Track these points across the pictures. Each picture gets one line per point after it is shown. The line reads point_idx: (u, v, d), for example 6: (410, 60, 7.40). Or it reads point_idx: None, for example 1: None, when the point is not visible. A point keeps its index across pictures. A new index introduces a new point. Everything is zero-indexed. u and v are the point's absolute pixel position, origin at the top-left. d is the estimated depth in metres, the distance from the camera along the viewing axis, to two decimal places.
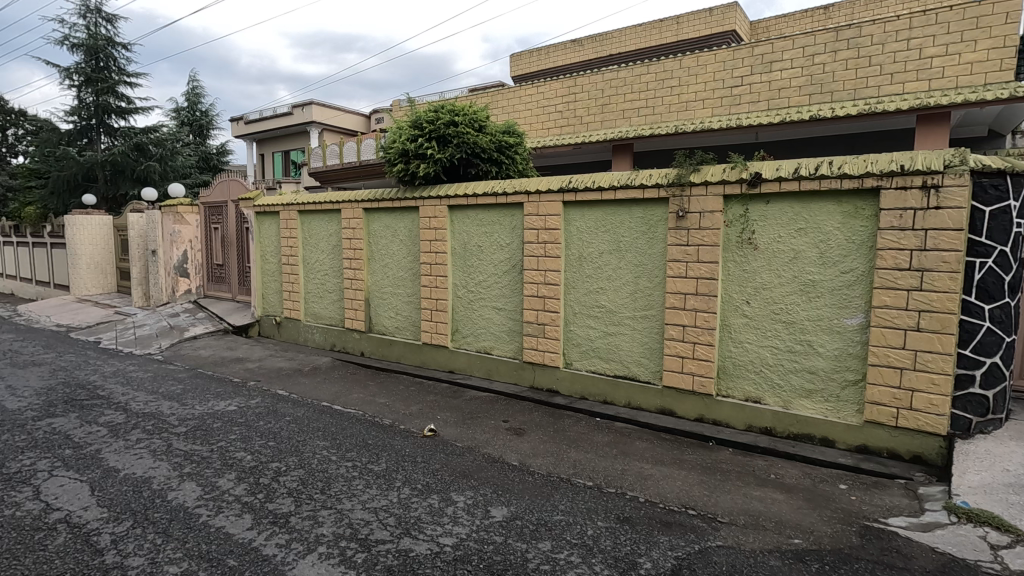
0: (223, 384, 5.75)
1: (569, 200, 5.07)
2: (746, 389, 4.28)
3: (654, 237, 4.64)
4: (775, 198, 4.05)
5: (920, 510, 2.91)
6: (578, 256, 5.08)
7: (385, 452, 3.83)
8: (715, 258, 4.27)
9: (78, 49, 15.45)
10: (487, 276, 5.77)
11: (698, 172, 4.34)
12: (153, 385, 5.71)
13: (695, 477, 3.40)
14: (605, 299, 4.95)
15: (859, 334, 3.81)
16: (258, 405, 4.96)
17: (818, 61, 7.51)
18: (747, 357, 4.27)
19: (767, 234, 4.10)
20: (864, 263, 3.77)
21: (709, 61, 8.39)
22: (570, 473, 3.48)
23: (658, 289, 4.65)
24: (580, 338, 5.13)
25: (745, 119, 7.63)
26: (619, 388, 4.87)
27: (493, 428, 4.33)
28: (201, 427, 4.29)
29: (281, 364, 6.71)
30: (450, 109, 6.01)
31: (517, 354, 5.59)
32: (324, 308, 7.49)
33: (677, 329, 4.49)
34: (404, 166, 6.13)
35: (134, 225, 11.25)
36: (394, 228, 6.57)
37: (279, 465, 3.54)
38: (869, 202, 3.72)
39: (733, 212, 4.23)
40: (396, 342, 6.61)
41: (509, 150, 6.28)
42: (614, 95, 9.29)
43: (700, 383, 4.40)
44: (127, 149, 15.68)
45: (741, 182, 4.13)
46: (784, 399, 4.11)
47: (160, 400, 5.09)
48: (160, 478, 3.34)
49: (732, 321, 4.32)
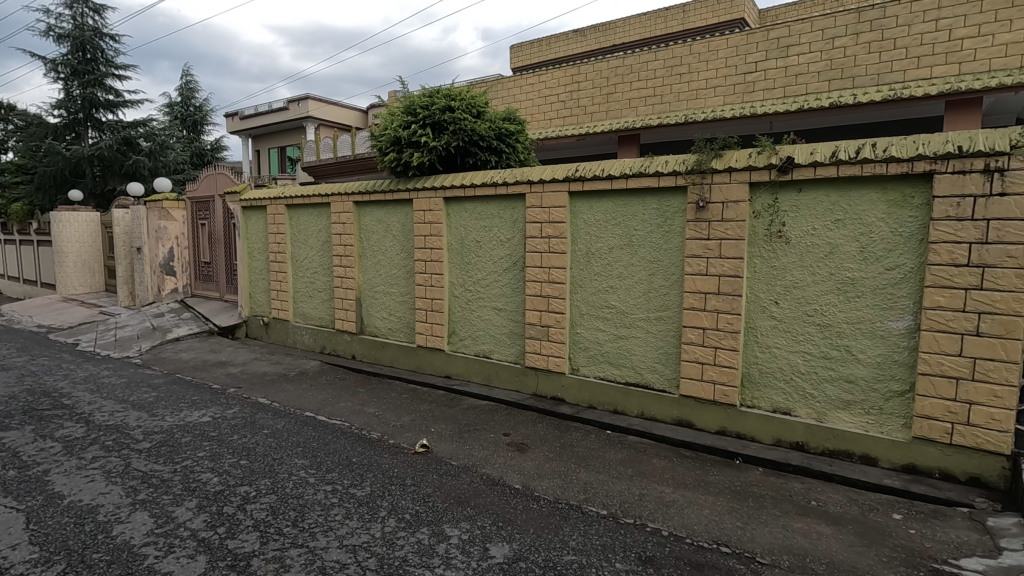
0: (201, 392, 5.30)
1: (576, 191, 4.62)
2: (774, 399, 3.84)
3: (670, 231, 4.20)
4: (809, 185, 3.60)
5: (995, 549, 2.48)
6: (586, 252, 4.64)
7: (371, 472, 3.39)
8: (739, 254, 3.83)
9: (64, 40, 14.97)
10: (486, 273, 5.33)
11: (721, 157, 3.89)
12: (123, 393, 5.25)
13: (724, 504, 2.96)
14: (616, 299, 4.51)
15: (906, 340, 3.37)
16: (234, 416, 4.52)
17: (838, 45, 7.06)
18: (776, 364, 3.83)
19: (800, 226, 3.66)
20: (913, 258, 3.33)
21: (721, 47, 7.95)
22: (581, 499, 3.04)
23: (675, 288, 4.20)
24: (588, 342, 4.69)
25: (759, 107, 7.17)
26: (631, 397, 4.43)
27: (493, 443, 3.89)
28: (167, 443, 3.85)
29: (266, 368, 6.26)
30: (446, 93, 5.53)
31: (519, 358, 5.14)
32: (313, 308, 7.04)
33: (697, 333, 4.06)
34: (396, 155, 5.69)
35: (119, 222, 10.79)
36: (387, 222, 6.13)
37: (248, 490, 3.11)
38: (920, 190, 3.28)
39: (761, 202, 3.79)
40: (389, 345, 6.18)
41: (509, 137, 5.78)
42: (620, 83, 8.84)
43: (722, 393, 3.97)
44: (115, 143, 15.19)
45: (770, 168, 3.69)
46: (818, 411, 3.67)
47: (127, 410, 4.64)
48: (108, 508, 2.90)
49: (758, 324, 3.88)
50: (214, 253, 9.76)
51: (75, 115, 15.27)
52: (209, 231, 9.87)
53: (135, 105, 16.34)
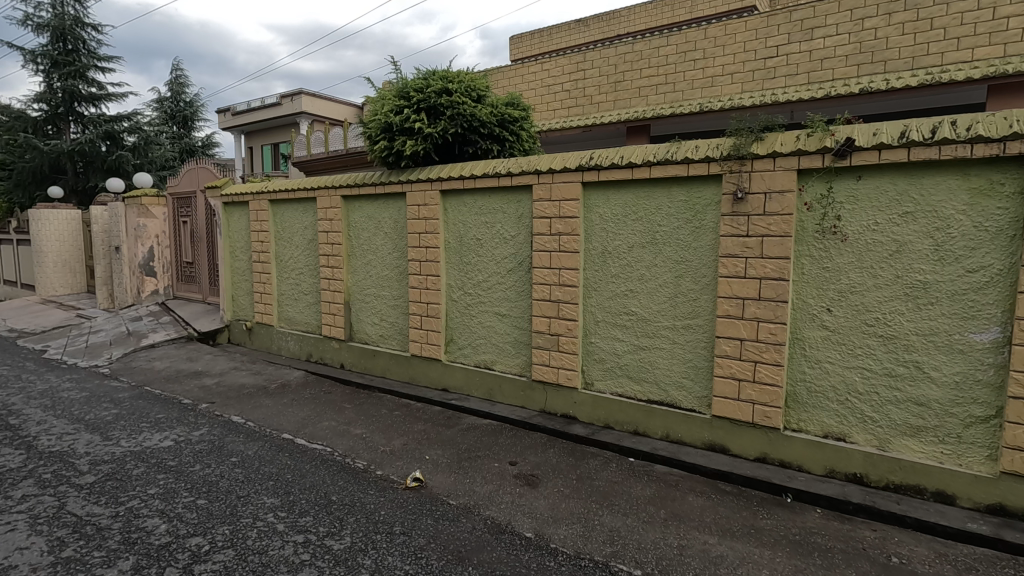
0: (167, 409, 4.72)
1: (590, 182, 4.07)
2: (825, 423, 3.30)
3: (700, 227, 3.64)
4: (870, 171, 3.06)
5: None
6: (602, 251, 4.09)
7: (352, 516, 2.83)
8: (785, 253, 3.28)
9: (43, 31, 14.34)
10: (487, 275, 4.77)
11: (762, 142, 3.35)
12: (79, 410, 4.66)
13: (785, 561, 2.41)
14: (636, 304, 3.95)
15: (991, 355, 2.83)
16: (200, 439, 3.94)
17: (868, 26, 6.48)
18: (827, 382, 3.28)
19: (859, 221, 3.10)
20: (1002, 258, 2.78)
21: (738, 30, 7.41)
22: (607, 554, 2.49)
23: (706, 293, 3.65)
24: (604, 354, 4.14)
25: (781, 94, 6.63)
26: (654, 416, 3.87)
27: (497, 474, 3.33)
28: (116, 476, 3.28)
29: (244, 380, 5.67)
30: (442, 75, 4.97)
31: (525, 370, 4.58)
32: (299, 312, 6.46)
33: (733, 344, 3.51)
34: (388, 143, 5.12)
35: (97, 219, 10.18)
36: (378, 218, 5.56)
37: (201, 544, 2.55)
38: (1012, 175, 2.73)
39: (811, 192, 3.23)
40: (380, 353, 5.61)
41: (512, 124, 5.21)
42: (628, 71, 8.29)
43: (763, 414, 3.42)
44: (97, 137, 14.55)
45: (823, 153, 3.14)
46: (880, 438, 3.12)
47: (78, 433, 4.06)
48: (22, 570, 2.34)
49: (807, 335, 3.33)
50: (196, 252, 9.16)
51: (56, 108, 14.66)
52: (191, 229, 9.27)
53: (119, 98, 15.70)
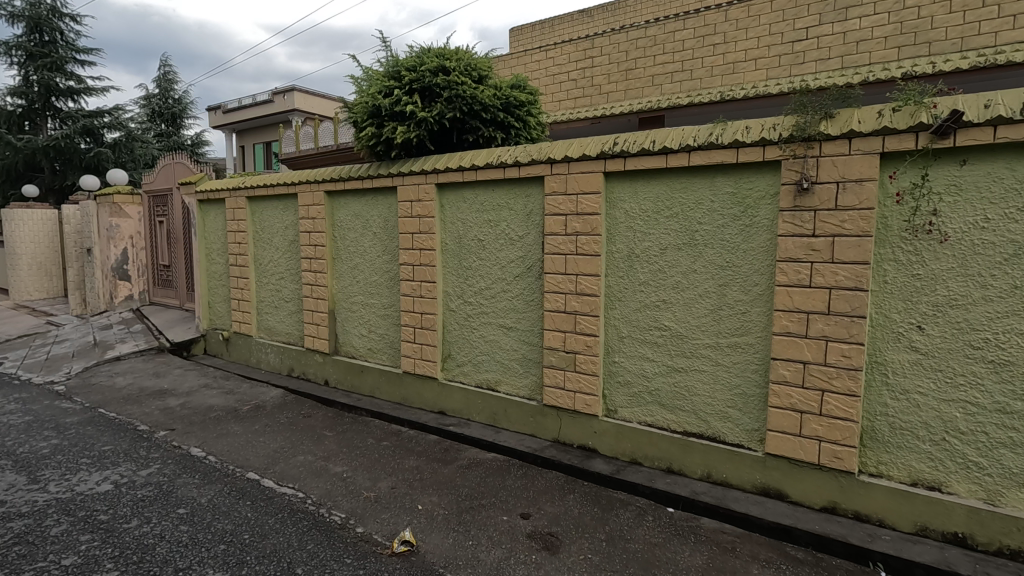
0: (118, 438, 4.05)
1: (614, 172, 3.42)
2: (913, 467, 2.65)
3: (751, 226, 3.00)
4: (979, 154, 2.43)
5: None
6: (628, 254, 3.43)
7: None
8: (863, 257, 2.63)
9: (18, 21, 13.65)
10: (491, 281, 4.11)
11: (834, 119, 2.70)
12: (13, 441, 3.98)
13: None
14: (671, 318, 3.30)
15: None
16: (147, 481, 3.27)
17: (911, 4, 5.85)
18: (917, 417, 2.64)
19: (963, 216, 2.47)
20: None
21: (763, 11, 6.79)
22: None
23: (758, 306, 3.01)
24: (630, 376, 3.49)
25: (813, 80, 6.00)
26: (693, 452, 3.22)
27: (506, 533, 2.68)
28: (25, 540, 2.60)
29: (214, 400, 4.99)
30: (439, 51, 4.34)
31: (535, 393, 3.92)
32: (279, 322, 5.79)
33: (794, 369, 2.86)
34: (376, 130, 4.46)
35: (68, 219, 9.46)
36: (366, 217, 4.90)
37: None
38: None
39: (901, 180, 2.59)
40: (368, 369, 4.95)
41: (518, 109, 4.56)
42: (641, 57, 7.66)
43: (832, 455, 2.77)
44: (75, 133, 13.81)
45: (917, 132, 2.49)
46: (988, 490, 2.48)
47: (2, 474, 3.38)
48: None
49: (890, 358, 2.68)
50: (173, 255, 8.48)
51: (33, 103, 13.96)
52: (167, 230, 8.59)
53: (100, 93, 14.99)
